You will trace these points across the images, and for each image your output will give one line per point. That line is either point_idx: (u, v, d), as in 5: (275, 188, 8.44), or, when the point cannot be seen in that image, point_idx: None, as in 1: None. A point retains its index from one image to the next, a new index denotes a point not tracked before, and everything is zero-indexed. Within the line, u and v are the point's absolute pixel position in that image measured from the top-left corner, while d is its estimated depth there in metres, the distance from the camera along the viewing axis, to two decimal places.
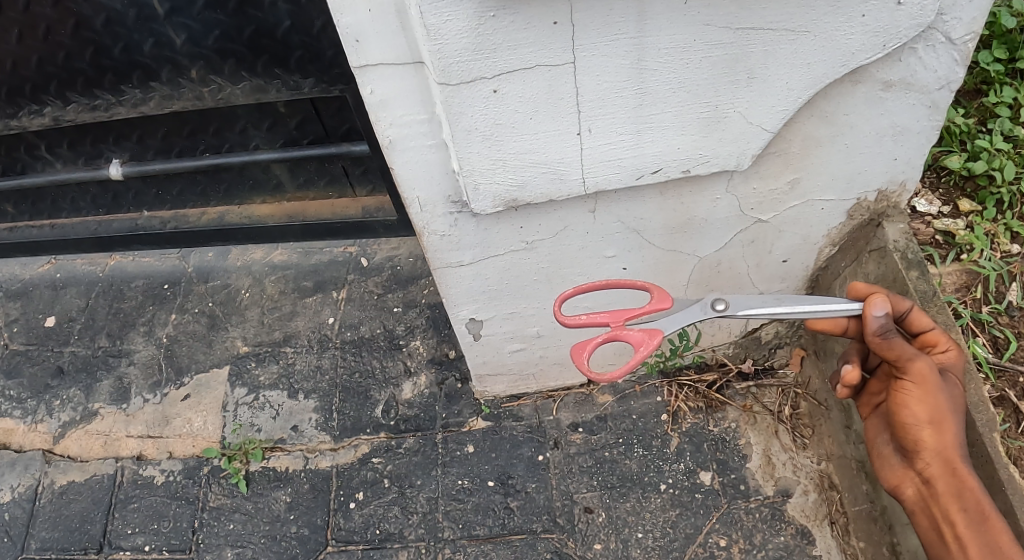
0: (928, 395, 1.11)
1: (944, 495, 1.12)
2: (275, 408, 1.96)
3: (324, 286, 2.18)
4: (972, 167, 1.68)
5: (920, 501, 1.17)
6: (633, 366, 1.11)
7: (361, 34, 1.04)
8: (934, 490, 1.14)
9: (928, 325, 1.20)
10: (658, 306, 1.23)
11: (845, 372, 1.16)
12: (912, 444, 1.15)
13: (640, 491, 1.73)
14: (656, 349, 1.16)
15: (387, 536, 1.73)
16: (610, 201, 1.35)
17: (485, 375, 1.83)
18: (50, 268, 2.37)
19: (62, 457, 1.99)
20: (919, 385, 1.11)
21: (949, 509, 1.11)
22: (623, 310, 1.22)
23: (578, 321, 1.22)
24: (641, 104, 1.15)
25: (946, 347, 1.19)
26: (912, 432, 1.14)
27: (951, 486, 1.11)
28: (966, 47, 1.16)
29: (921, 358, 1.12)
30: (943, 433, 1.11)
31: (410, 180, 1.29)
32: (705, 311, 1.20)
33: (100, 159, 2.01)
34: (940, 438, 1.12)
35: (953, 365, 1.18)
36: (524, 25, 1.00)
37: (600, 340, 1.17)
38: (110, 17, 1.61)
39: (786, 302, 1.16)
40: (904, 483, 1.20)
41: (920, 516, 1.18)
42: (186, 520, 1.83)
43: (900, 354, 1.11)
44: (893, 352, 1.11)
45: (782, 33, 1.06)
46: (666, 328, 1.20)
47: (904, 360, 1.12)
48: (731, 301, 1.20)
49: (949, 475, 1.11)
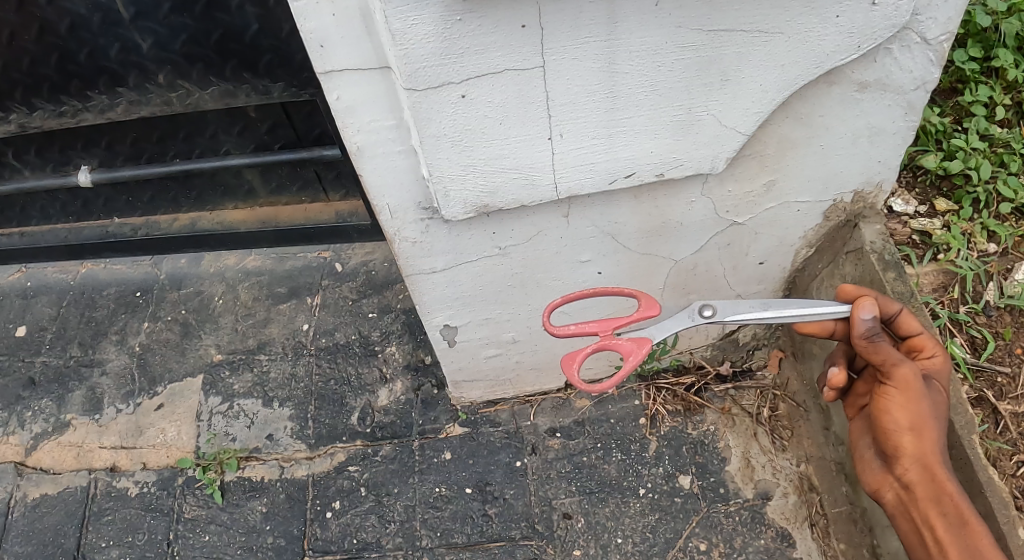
0: (911, 400, 1.10)
1: (924, 500, 1.11)
2: (250, 417, 1.94)
3: (298, 292, 2.15)
4: (949, 166, 1.67)
5: (900, 505, 1.16)
6: (622, 377, 1.10)
7: (326, 38, 1.02)
8: (913, 495, 1.13)
9: (916, 329, 1.18)
10: (646, 313, 1.23)
11: (832, 375, 1.16)
12: (892, 448, 1.14)
13: (619, 496, 1.71)
14: (645, 358, 1.15)
15: (365, 545, 1.71)
16: (584, 206, 1.33)
17: (461, 382, 1.81)
18: (20, 277, 2.32)
19: (33, 470, 1.95)
20: (902, 391, 1.10)
21: (929, 513, 1.11)
22: (611, 319, 1.20)
23: (567, 331, 1.20)
24: (614, 107, 1.13)
25: (932, 353, 1.17)
26: (892, 437, 1.13)
27: (930, 491, 1.10)
28: (941, 47, 1.15)
29: (905, 364, 1.10)
30: (923, 439, 1.10)
31: (379, 187, 1.26)
32: (693, 319, 1.18)
33: (69, 166, 1.98)
34: (920, 443, 1.11)
35: (938, 371, 1.17)
36: (492, 29, 0.98)
37: (590, 350, 1.16)
38: (75, 22, 1.57)
39: (772, 307, 1.15)
40: (884, 488, 1.18)
41: (901, 520, 1.17)
42: (161, 532, 1.80)
43: (885, 358, 1.10)
44: (878, 355, 1.10)
45: (755, 35, 1.05)
46: (655, 336, 1.17)
47: (889, 365, 1.10)
48: (718, 307, 1.18)
49: (929, 481, 1.10)
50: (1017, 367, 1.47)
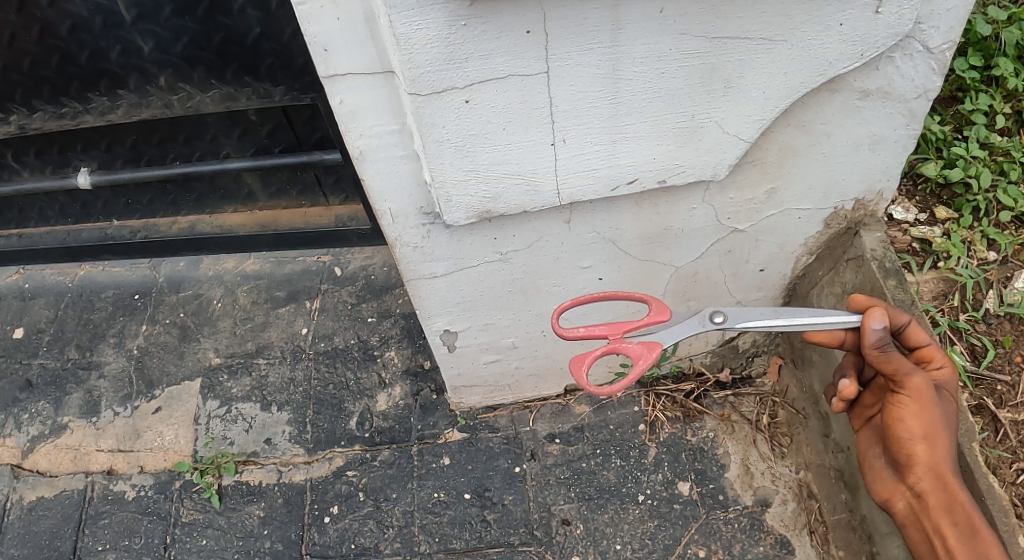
0: (924, 409, 1.09)
1: (936, 509, 1.11)
2: (248, 421, 1.93)
3: (297, 296, 2.15)
4: (949, 174, 1.67)
5: (911, 515, 1.15)
6: (633, 381, 1.09)
7: (329, 43, 1.01)
8: (926, 504, 1.12)
9: (924, 340, 1.18)
10: (657, 318, 1.21)
11: (842, 387, 1.15)
12: (904, 457, 1.13)
13: (618, 502, 1.71)
14: (655, 362, 1.14)
15: (362, 551, 1.70)
16: (586, 212, 1.33)
17: (460, 387, 1.80)
18: (18, 278, 2.32)
19: (30, 472, 1.94)
20: (915, 400, 1.09)
21: (941, 522, 1.10)
22: (621, 322, 1.19)
23: (576, 333, 1.19)
24: (617, 113, 1.13)
25: (941, 364, 1.17)
26: (905, 446, 1.12)
27: (943, 500, 1.10)
28: (943, 56, 1.15)
29: (918, 374, 1.09)
30: (936, 449, 1.10)
31: (381, 192, 1.26)
32: (704, 325, 1.18)
33: (68, 168, 1.97)
34: (933, 453, 1.10)
35: (947, 382, 1.16)
36: (496, 34, 0.98)
37: (600, 352, 1.15)
38: (76, 24, 1.57)
39: (783, 315, 1.15)
40: (895, 497, 1.18)
41: (911, 529, 1.16)
42: (158, 536, 1.79)
43: (897, 367, 1.09)
44: (890, 365, 1.10)
45: (758, 42, 1.05)
46: (665, 341, 1.17)
47: (901, 374, 1.10)
48: (728, 313, 1.18)
49: (941, 490, 1.10)
50: (1016, 375, 1.47)
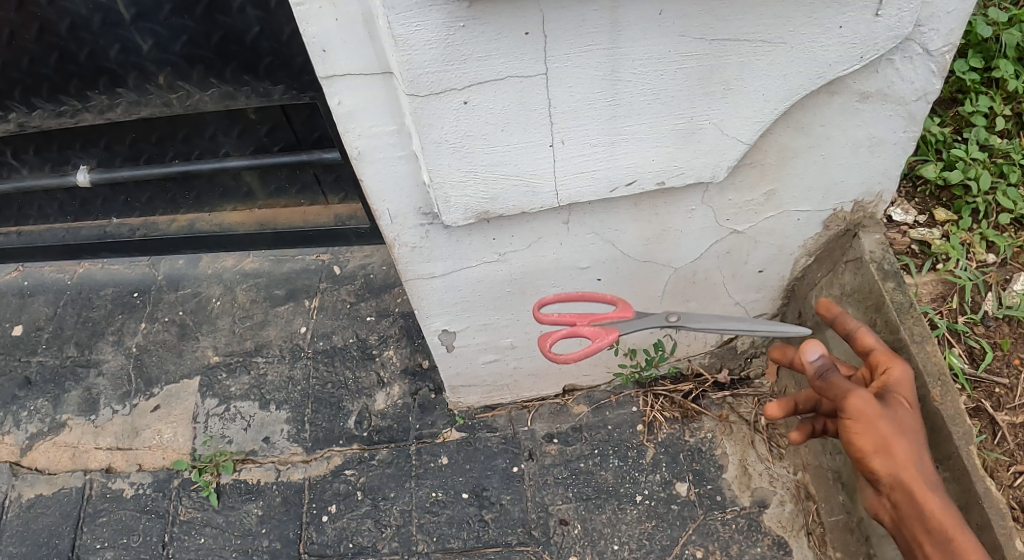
0: (869, 428, 1.08)
1: (911, 523, 1.09)
2: (246, 419, 1.93)
3: (296, 295, 2.15)
4: (949, 176, 1.67)
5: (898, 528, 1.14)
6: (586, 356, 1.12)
7: (328, 43, 1.01)
8: (902, 519, 1.10)
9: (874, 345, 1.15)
10: (623, 313, 1.24)
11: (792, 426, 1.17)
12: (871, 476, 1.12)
13: (616, 503, 1.71)
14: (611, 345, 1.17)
15: (361, 550, 1.70)
16: (584, 213, 1.33)
17: (459, 387, 1.80)
18: (17, 276, 2.32)
19: (29, 470, 1.94)
20: (860, 421, 1.09)
21: (919, 535, 1.08)
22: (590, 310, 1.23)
23: (548, 316, 1.24)
24: (615, 115, 1.13)
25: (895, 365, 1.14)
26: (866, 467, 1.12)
27: (913, 513, 1.08)
28: (943, 58, 1.15)
29: (856, 394, 1.09)
30: (893, 464, 1.08)
31: (380, 193, 1.26)
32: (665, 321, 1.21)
33: (67, 166, 1.97)
34: (891, 469, 1.09)
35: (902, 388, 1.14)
36: (495, 36, 0.98)
37: (563, 330, 1.19)
38: (75, 22, 1.56)
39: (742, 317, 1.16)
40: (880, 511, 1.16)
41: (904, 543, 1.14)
42: (156, 534, 1.79)
43: (836, 394, 1.10)
44: (830, 391, 1.10)
45: (757, 44, 1.05)
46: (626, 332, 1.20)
47: (841, 399, 1.10)
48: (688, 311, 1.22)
49: (909, 504, 1.08)
50: (1014, 378, 1.47)
